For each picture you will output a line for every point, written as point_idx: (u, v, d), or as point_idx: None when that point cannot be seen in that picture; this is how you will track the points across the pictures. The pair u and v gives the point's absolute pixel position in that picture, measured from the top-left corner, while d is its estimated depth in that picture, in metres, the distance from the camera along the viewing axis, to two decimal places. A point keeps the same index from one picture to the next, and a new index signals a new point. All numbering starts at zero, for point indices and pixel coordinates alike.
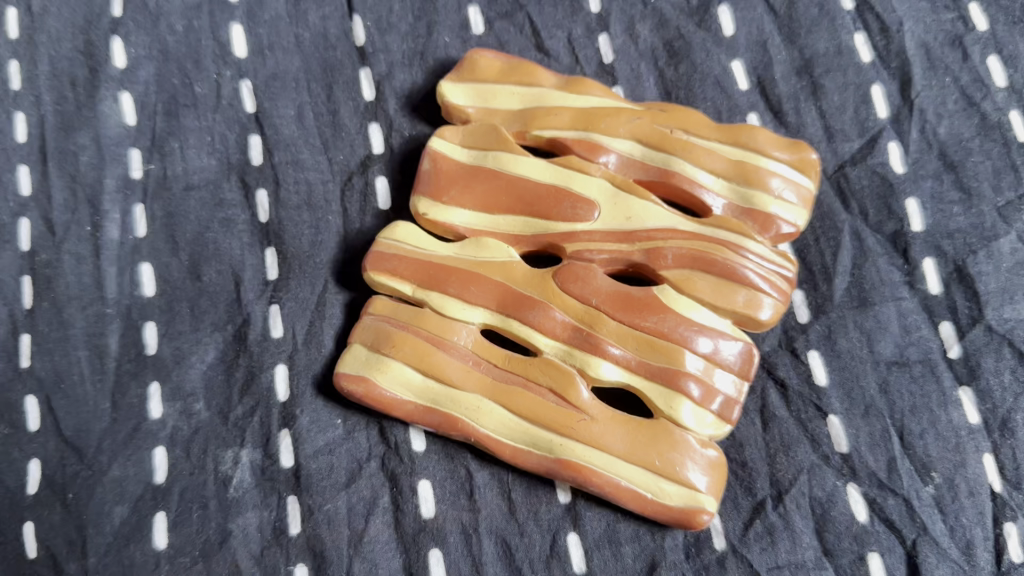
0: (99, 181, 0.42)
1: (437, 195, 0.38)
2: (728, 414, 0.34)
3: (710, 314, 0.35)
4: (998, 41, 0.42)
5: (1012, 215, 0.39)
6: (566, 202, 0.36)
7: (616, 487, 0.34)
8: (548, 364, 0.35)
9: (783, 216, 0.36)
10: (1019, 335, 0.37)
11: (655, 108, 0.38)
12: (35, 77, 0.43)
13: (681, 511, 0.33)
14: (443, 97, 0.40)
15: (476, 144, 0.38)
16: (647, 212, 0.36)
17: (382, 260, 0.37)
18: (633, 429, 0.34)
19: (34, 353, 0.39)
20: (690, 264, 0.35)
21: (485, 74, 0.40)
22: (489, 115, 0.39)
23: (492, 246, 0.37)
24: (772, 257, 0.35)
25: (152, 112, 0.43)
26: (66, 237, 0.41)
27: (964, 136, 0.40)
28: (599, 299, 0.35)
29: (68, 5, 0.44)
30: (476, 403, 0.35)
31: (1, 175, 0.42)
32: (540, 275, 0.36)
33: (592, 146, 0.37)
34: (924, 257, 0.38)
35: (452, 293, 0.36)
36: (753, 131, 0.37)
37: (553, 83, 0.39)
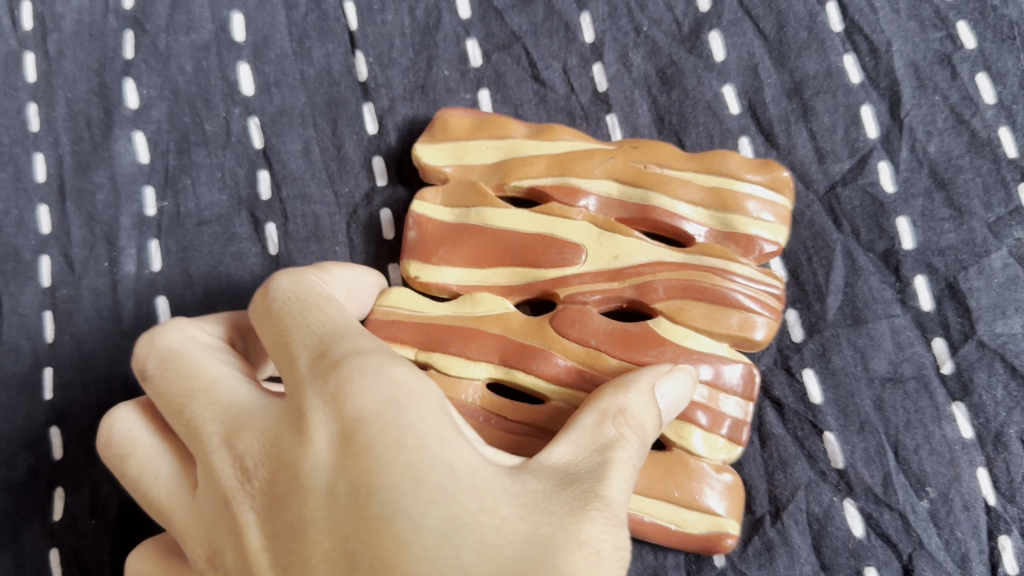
0: (116, 218, 0.43)
1: (427, 256, 0.39)
2: (738, 435, 0.35)
3: (706, 340, 0.35)
4: (986, 59, 0.42)
5: (1002, 231, 0.40)
6: (554, 248, 0.37)
7: (639, 523, 0.34)
8: (557, 411, 0.35)
9: (764, 237, 0.37)
10: (1011, 349, 0.38)
11: (626, 146, 0.39)
12: (53, 119, 0.45)
13: (706, 537, 0.34)
14: (419, 159, 0.41)
15: (457, 203, 0.39)
16: (632, 248, 0.37)
17: (381, 328, 0.37)
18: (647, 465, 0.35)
19: (57, 386, 0.41)
20: (682, 294, 0.36)
21: (457, 132, 0.41)
22: (467, 171, 0.40)
23: (485, 299, 0.37)
24: (758, 277, 0.36)
25: (164, 151, 0.44)
26: (87, 273, 0.43)
27: (954, 154, 0.41)
28: (598, 338, 0.35)
29: (83, 48, 0.46)
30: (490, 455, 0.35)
31: (23, 215, 0.44)
32: (537, 322, 0.36)
33: (571, 190, 0.38)
34: (916, 275, 0.39)
35: (452, 351, 0.36)
36: (722, 157, 0.38)
37: (525, 132, 0.40)
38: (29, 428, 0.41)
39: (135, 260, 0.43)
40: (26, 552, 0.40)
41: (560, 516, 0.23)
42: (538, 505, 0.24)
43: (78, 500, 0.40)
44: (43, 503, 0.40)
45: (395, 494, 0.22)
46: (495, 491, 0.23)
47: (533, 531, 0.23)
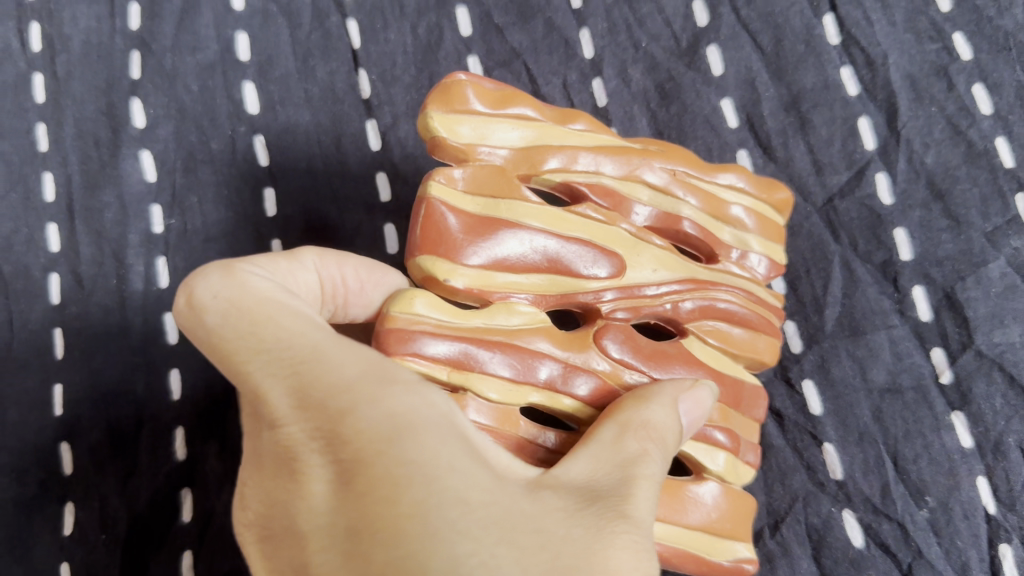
0: (124, 236, 0.44)
1: (459, 261, 0.29)
2: (753, 458, 0.33)
3: (734, 363, 0.34)
4: (983, 70, 0.43)
5: (1000, 241, 0.40)
6: (615, 266, 0.32)
7: (678, 557, 0.31)
8: None
9: (772, 263, 0.35)
10: (1009, 359, 0.38)
11: (663, 147, 0.34)
12: (61, 138, 0.46)
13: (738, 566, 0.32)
14: (433, 129, 0.30)
15: (484, 190, 0.30)
16: (684, 270, 0.33)
17: (408, 344, 0.28)
18: (680, 492, 0.31)
19: (66, 402, 0.42)
20: (723, 320, 0.34)
21: (484, 99, 0.30)
22: (486, 153, 0.30)
23: (528, 315, 0.30)
24: (776, 304, 0.35)
25: (171, 169, 0.45)
26: (95, 290, 0.44)
27: (952, 164, 0.41)
28: (644, 361, 0.31)
29: (90, 68, 0.46)
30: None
31: (32, 233, 0.44)
32: (587, 344, 0.31)
33: (622, 200, 0.32)
34: (914, 285, 0.39)
35: (498, 376, 0.29)
36: (740, 173, 0.35)
37: (547, 112, 0.32)
38: (40, 443, 0.42)
39: (143, 277, 0.44)
40: (36, 566, 0.40)
41: (568, 539, 0.24)
42: (546, 527, 0.24)
43: (87, 514, 0.41)
44: (53, 518, 0.41)
45: (390, 536, 0.22)
46: (504, 510, 0.24)
47: (537, 557, 0.23)
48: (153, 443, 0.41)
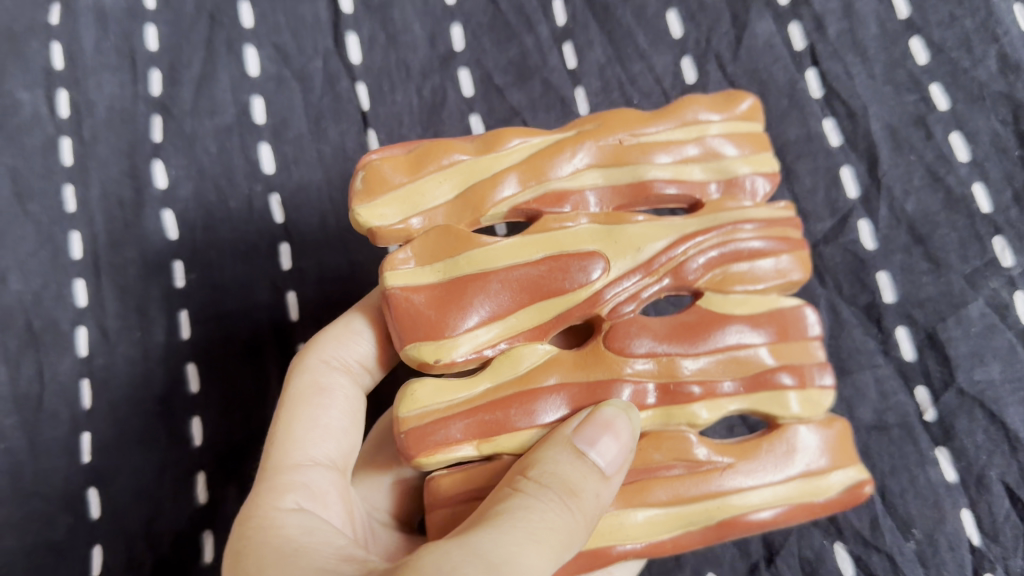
0: (147, 290, 0.47)
1: (434, 334, 0.30)
2: (829, 378, 0.32)
3: (763, 296, 0.32)
4: (959, 119, 0.45)
5: (978, 282, 0.42)
6: (579, 267, 0.31)
7: (781, 514, 0.31)
8: (655, 439, 0.31)
9: (760, 173, 0.34)
10: (989, 396, 0.40)
11: (593, 122, 0.34)
12: (87, 199, 0.48)
13: (846, 495, 0.31)
14: (367, 224, 0.32)
15: (437, 257, 0.31)
16: (651, 235, 0.32)
17: (427, 439, 0.30)
18: (758, 452, 0.31)
19: (94, 450, 0.45)
20: (726, 261, 0.32)
21: (396, 176, 0.32)
22: (426, 216, 0.32)
23: (525, 352, 0.31)
24: (779, 213, 0.33)
25: (191, 226, 0.47)
26: (122, 342, 0.46)
27: (931, 210, 0.43)
28: (666, 344, 0.31)
29: (115, 133, 0.49)
30: (614, 519, 0.30)
31: (60, 289, 0.47)
32: (594, 355, 0.31)
33: (559, 196, 0.32)
34: (898, 326, 0.41)
35: (523, 425, 0.30)
36: (691, 104, 0.34)
37: (471, 148, 0.33)
38: (68, 489, 0.44)
39: (167, 330, 0.46)
40: None
41: None
42: None
43: (115, 557, 0.43)
44: (81, 561, 0.43)
45: None
46: None
47: None
48: (175, 489, 0.44)
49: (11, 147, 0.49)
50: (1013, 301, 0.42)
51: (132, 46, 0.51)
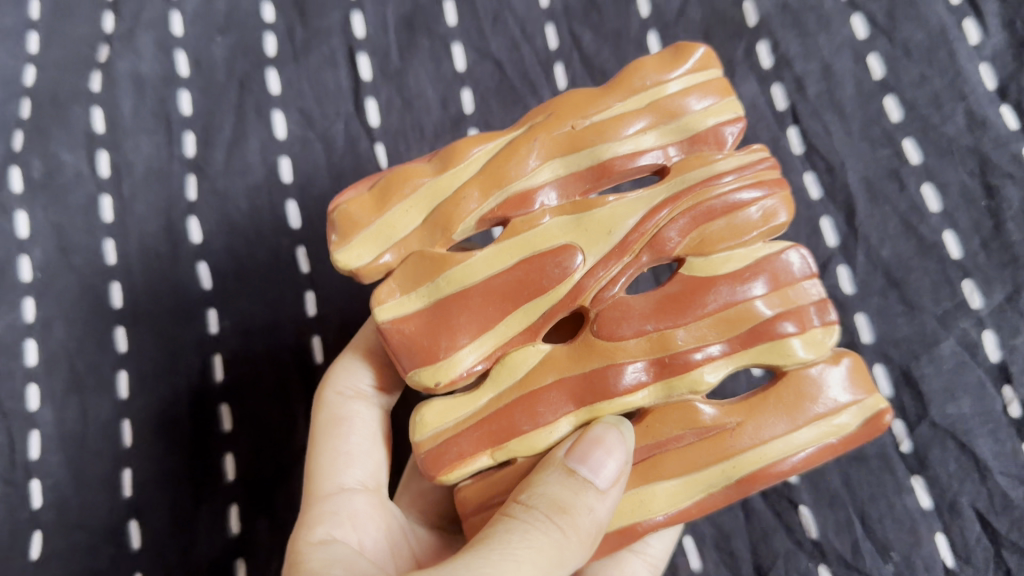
0: (183, 337, 0.51)
1: (430, 358, 0.35)
2: (829, 316, 0.34)
3: (744, 249, 0.35)
4: (931, 172, 0.49)
5: (950, 322, 0.46)
6: (550, 265, 0.35)
7: (804, 460, 0.33)
8: (662, 414, 0.34)
9: (722, 123, 0.36)
10: (961, 428, 0.44)
11: (541, 117, 0.37)
12: (127, 252, 0.53)
13: (864, 427, 0.33)
14: (348, 266, 0.36)
15: (419, 282, 0.35)
16: (618, 218, 0.35)
17: (444, 458, 0.35)
18: (768, 408, 0.34)
19: (134, 484, 0.49)
20: (701, 222, 0.34)
21: (366, 217, 0.36)
22: (403, 244, 0.36)
23: (516, 358, 0.35)
24: (745, 162, 0.35)
25: (224, 277, 0.52)
26: (161, 384, 0.51)
27: (905, 256, 0.47)
28: (653, 321, 0.34)
29: (152, 191, 0.54)
30: (639, 495, 0.34)
31: (103, 335, 0.52)
32: (583, 348, 0.35)
33: (522, 196, 0.36)
34: (875, 364, 0.45)
35: (528, 428, 0.34)
36: (637, 73, 0.37)
37: (433, 170, 0.36)
38: (112, 521, 0.49)
39: (201, 371, 0.51)
40: None
41: None
42: None
43: None
44: None
45: None
46: None
47: None
48: (212, 518, 0.48)
49: (57, 206, 0.55)
50: (982, 339, 0.45)
51: (168, 112, 0.56)
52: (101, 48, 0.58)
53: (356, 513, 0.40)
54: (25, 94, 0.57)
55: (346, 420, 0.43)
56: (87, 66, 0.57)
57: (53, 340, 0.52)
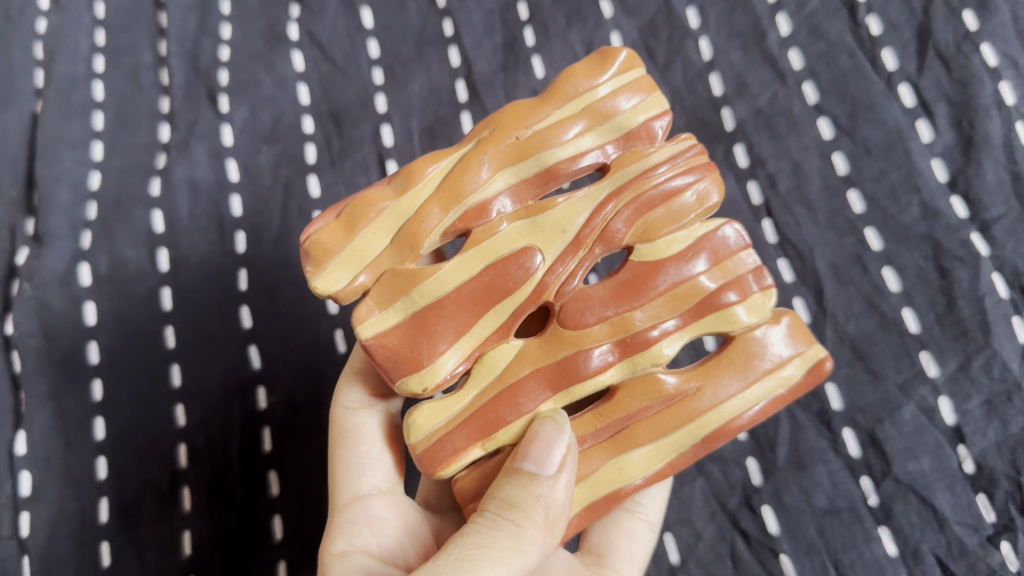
0: (236, 410, 0.60)
1: (416, 365, 0.42)
2: (765, 282, 0.43)
3: (684, 231, 0.43)
4: (891, 256, 0.56)
5: (910, 390, 0.53)
6: (513, 268, 0.42)
7: (757, 412, 0.42)
8: (631, 388, 0.42)
9: (651, 118, 0.45)
10: (920, 483, 0.51)
11: (486, 133, 0.44)
12: (184, 336, 0.62)
13: (806, 377, 0.42)
14: (327, 291, 0.42)
15: (394, 298, 0.42)
16: (570, 219, 0.43)
17: (441, 456, 0.42)
18: (721, 375, 0.42)
19: (194, 544, 0.58)
20: (643, 215, 0.43)
21: (338, 244, 0.42)
22: (375, 263, 0.42)
23: (494, 358, 0.43)
24: (674, 153, 0.44)
25: (272, 357, 0.61)
26: (215, 453, 0.59)
27: (869, 332, 0.54)
28: (613, 307, 0.42)
29: (208, 284, 0.63)
30: (619, 464, 0.42)
31: (166, 411, 0.60)
32: (551, 343, 0.43)
33: (479, 208, 0.43)
34: (844, 428, 0.52)
35: (512, 417, 0.42)
36: (570, 81, 0.44)
37: (393, 195, 0.43)
38: None
39: (253, 441, 0.59)
40: None
41: None
42: None
43: None
44: None
45: None
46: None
47: None
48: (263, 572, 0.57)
49: (121, 296, 0.63)
50: (939, 404, 0.52)
51: (220, 213, 0.65)
52: (159, 156, 0.68)
53: (375, 515, 0.49)
54: (92, 197, 0.67)
55: (358, 430, 0.51)
56: (148, 173, 0.67)
57: (118, 418, 0.60)
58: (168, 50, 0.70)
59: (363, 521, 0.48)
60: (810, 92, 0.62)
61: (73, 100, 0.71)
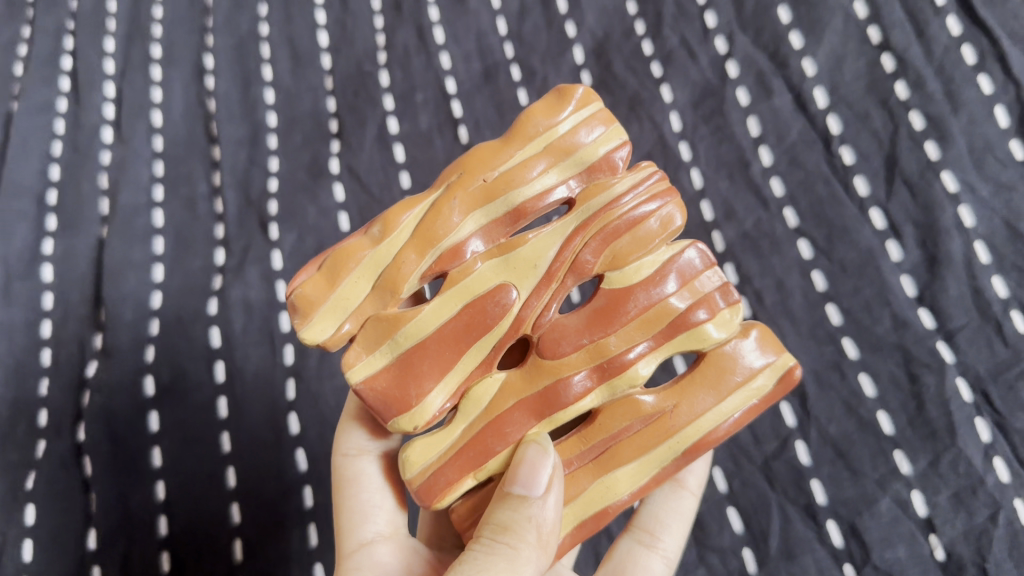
0: (286, 509, 0.70)
1: (405, 403, 0.49)
2: (732, 299, 0.51)
3: (651, 258, 0.51)
4: (867, 363, 0.63)
5: (886, 485, 0.60)
6: (491, 306, 0.49)
7: (732, 421, 0.50)
8: (613, 410, 0.50)
9: (611, 150, 0.52)
10: (897, 570, 0.58)
11: (455, 181, 0.51)
12: (239, 442, 0.71)
13: (777, 385, 0.51)
14: (315, 341, 0.48)
15: (380, 342, 0.49)
16: (543, 256, 0.50)
17: (436, 490, 0.50)
18: (695, 393, 0.50)
19: None
20: (609, 248, 0.50)
21: (322, 296, 0.49)
22: (359, 310, 0.49)
23: (478, 394, 0.50)
24: (638, 183, 0.51)
25: (318, 459, 0.71)
26: (266, 548, 0.69)
27: (849, 432, 0.62)
28: (587, 335, 0.50)
29: (261, 395, 0.72)
30: (605, 484, 0.50)
31: (222, 509, 0.70)
32: (532, 377, 0.50)
33: (454, 251, 0.49)
34: (828, 521, 0.60)
35: (500, 448, 0.50)
36: (531, 124, 0.51)
37: (371, 247, 0.50)
38: None
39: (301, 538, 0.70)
40: None
41: None
42: None
43: None
44: None
45: None
46: None
47: None
48: None
49: (182, 405, 0.72)
50: (912, 498, 0.60)
51: (271, 329, 0.75)
52: (216, 277, 0.78)
53: (377, 556, 0.57)
54: (154, 314, 0.76)
55: (358, 480, 0.59)
56: (206, 292, 0.77)
57: (179, 515, 0.69)
58: (223, 180, 0.82)
59: (367, 567, 0.56)
60: (790, 216, 0.70)
61: (135, 226, 0.81)
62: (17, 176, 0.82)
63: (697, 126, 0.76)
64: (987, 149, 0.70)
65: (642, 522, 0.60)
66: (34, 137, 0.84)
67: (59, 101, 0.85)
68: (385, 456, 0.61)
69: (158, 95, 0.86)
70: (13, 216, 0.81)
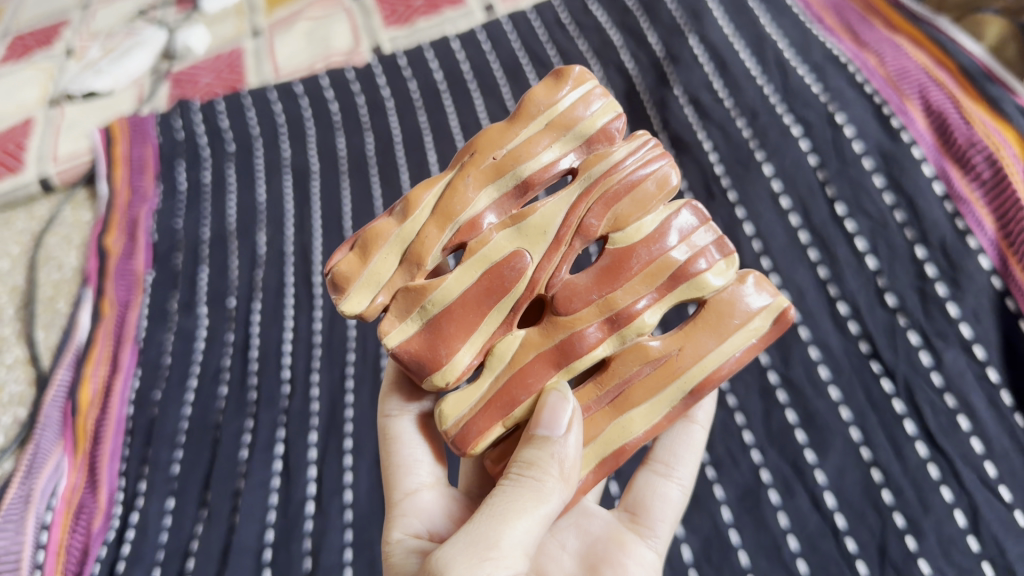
0: None
1: (437, 364, 0.78)
2: (726, 250, 0.79)
3: (646, 222, 0.78)
4: None
5: None
6: (509, 271, 0.78)
7: (734, 357, 0.78)
8: (626, 356, 0.79)
9: (609, 123, 0.82)
10: None
11: (473, 163, 0.81)
12: None
13: (771, 324, 0.79)
14: (354, 312, 0.78)
15: (410, 310, 0.78)
16: (549, 224, 0.79)
17: (468, 439, 0.80)
18: (700, 341, 0.78)
19: None
20: (605, 212, 0.78)
21: (356, 274, 0.78)
22: (389, 285, 0.79)
23: (499, 352, 0.80)
24: (634, 151, 0.80)
25: None
26: None
27: None
28: (597, 292, 0.78)
29: None
30: (623, 425, 0.80)
31: None
32: (547, 338, 0.79)
33: (472, 226, 0.79)
34: None
35: (524, 399, 0.79)
36: (532, 110, 0.81)
37: (397, 230, 0.80)
38: None
39: None
40: None
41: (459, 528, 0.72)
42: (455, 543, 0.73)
43: None
44: None
45: None
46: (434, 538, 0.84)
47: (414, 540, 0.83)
48: None
49: None
50: None
51: None
52: None
53: (418, 495, 0.89)
54: None
55: (401, 436, 0.93)
56: None
57: None
58: None
59: (410, 502, 0.88)
60: None
61: None
62: (242, 539, 1.11)
63: (742, 517, 1.05)
64: (951, 542, 0.94)
65: (657, 458, 1.02)
66: (256, 507, 1.14)
67: (274, 479, 1.17)
68: (420, 417, 0.95)
69: (349, 477, 1.15)
70: (239, 569, 1.08)
